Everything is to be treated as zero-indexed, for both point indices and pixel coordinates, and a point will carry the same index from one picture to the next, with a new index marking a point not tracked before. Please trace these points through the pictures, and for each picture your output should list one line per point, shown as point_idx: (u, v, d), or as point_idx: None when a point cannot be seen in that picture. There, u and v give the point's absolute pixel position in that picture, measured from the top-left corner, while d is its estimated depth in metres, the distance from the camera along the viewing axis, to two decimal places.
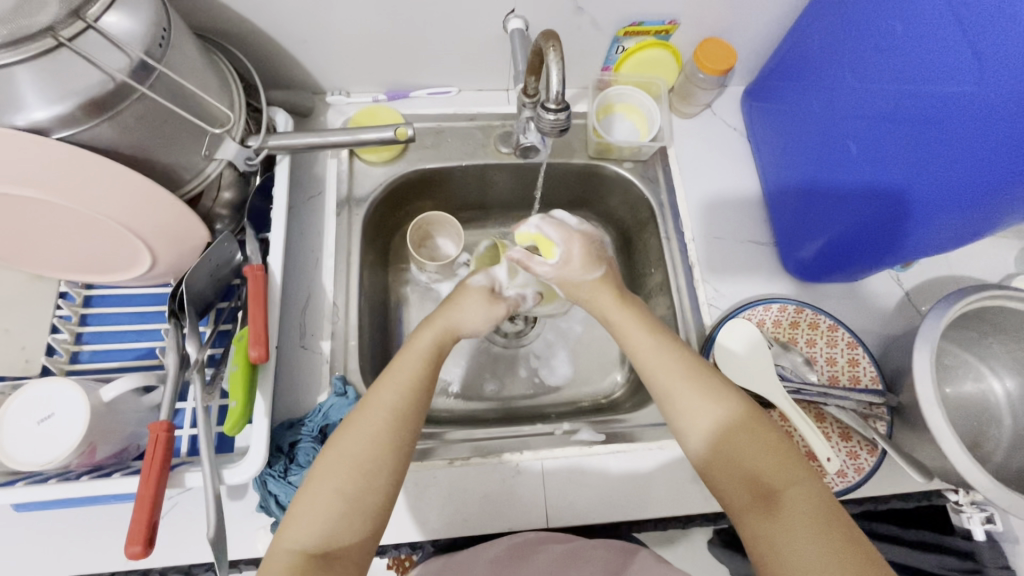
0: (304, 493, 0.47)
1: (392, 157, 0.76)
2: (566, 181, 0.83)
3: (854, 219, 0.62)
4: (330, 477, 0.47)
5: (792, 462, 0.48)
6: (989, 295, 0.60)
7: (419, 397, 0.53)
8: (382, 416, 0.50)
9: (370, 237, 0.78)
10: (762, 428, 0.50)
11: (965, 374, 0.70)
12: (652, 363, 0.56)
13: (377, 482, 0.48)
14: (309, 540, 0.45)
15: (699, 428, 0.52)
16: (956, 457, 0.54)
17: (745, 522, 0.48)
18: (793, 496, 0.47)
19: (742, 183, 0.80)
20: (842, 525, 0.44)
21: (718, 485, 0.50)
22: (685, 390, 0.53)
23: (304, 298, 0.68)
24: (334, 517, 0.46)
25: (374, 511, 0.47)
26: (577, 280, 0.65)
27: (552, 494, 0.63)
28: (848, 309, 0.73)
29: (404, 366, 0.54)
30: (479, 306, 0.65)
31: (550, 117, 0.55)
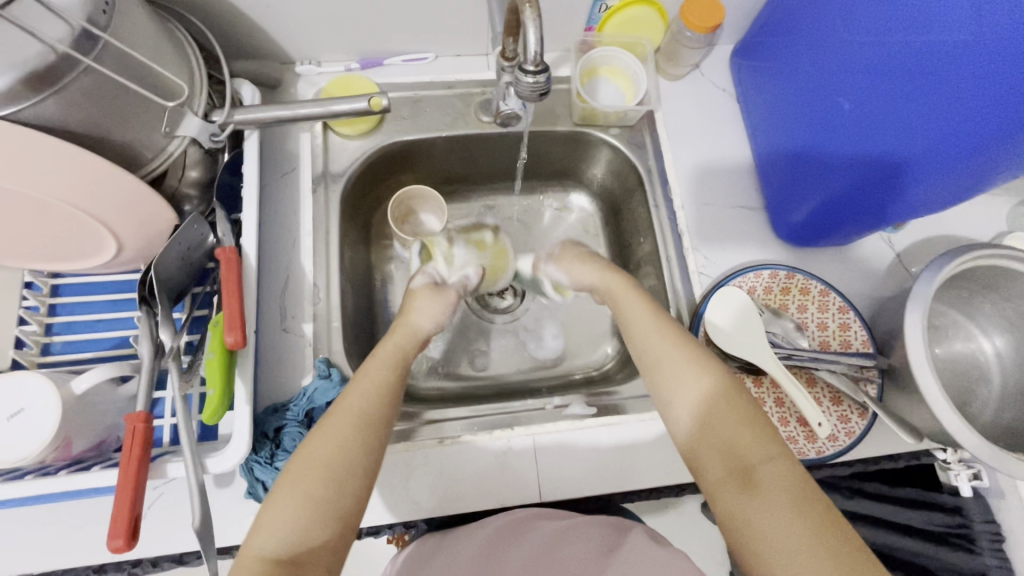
0: (273, 498, 0.45)
1: (368, 129, 0.73)
2: (550, 149, 0.80)
3: (848, 179, 0.61)
4: (299, 480, 0.46)
5: (769, 437, 0.47)
6: (983, 254, 0.60)
7: (386, 401, 0.53)
8: (352, 418, 0.51)
9: (350, 214, 0.75)
10: (743, 401, 0.50)
11: (955, 334, 0.69)
12: (640, 343, 0.57)
13: (348, 486, 0.47)
14: (276, 548, 0.43)
15: (680, 402, 0.52)
16: (947, 418, 0.54)
17: (718, 497, 0.46)
18: (769, 471, 0.45)
19: (731, 145, 0.77)
20: (817, 502, 0.43)
21: (694, 459, 0.49)
22: (670, 364, 0.54)
23: (282, 280, 0.65)
24: (304, 522, 0.44)
25: (341, 513, 0.46)
26: (575, 251, 0.73)
27: (546, 469, 0.63)
28: (840, 272, 0.72)
29: (372, 374, 0.55)
30: (428, 303, 0.69)
31: (529, 80, 0.52)
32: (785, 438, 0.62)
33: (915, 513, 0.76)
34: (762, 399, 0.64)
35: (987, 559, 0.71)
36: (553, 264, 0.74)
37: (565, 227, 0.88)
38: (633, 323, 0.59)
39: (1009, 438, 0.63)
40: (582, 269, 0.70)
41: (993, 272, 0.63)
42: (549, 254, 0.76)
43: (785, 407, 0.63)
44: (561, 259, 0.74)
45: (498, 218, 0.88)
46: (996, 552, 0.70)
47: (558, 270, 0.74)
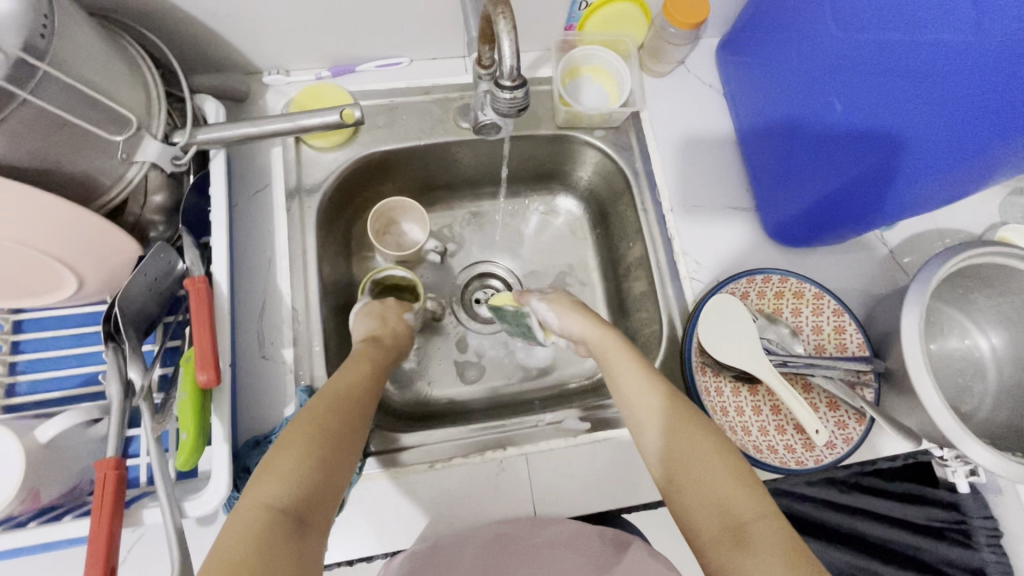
0: (278, 447, 0.44)
1: (342, 141, 0.70)
2: (534, 153, 0.78)
3: (840, 189, 0.59)
4: (304, 435, 0.45)
5: (758, 495, 0.45)
6: (977, 253, 0.59)
7: (372, 386, 0.55)
8: (344, 390, 0.52)
9: (327, 229, 0.72)
10: (731, 456, 0.48)
11: (950, 330, 0.68)
12: (628, 395, 0.56)
13: (346, 455, 0.47)
14: (283, 498, 0.41)
15: (669, 456, 0.50)
16: (947, 424, 0.52)
17: (711, 557, 0.44)
18: (761, 529, 0.43)
19: (719, 144, 0.75)
20: (811, 562, 0.40)
21: (686, 517, 0.47)
22: (662, 418, 0.52)
23: (259, 304, 0.63)
24: (310, 478, 0.43)
25: (337, 479, 0.45)
26: (569, 302, 0.67)
27: (541, 489, 0.61)
28: (835, 272, 0.71)
29: (356, 362, 0.57)
30: (404, 330, 0.68)
31: (506, 95, 0.49)
32: (782, 448, 0.60)
33: (914, 509, 0.77)
34: (759, 408, 0.63)
35: (985, 555, 0.69)
36: (547, 305, 0.66)
37: (552, 232, 0.85)
38: (620, 374, 0.58)
39: (1006, 436, 0.62)
40: (574, 321, 0.65)
41: (988, 269, 0.62)
42: (539, 294, 0.69)
43: (781, 415, 0.62)
44: (553, 302, 0.67)
45: (483, 225, 0.85)
46: (993, 547, 0.68)
47: (551, 313, 0.66)
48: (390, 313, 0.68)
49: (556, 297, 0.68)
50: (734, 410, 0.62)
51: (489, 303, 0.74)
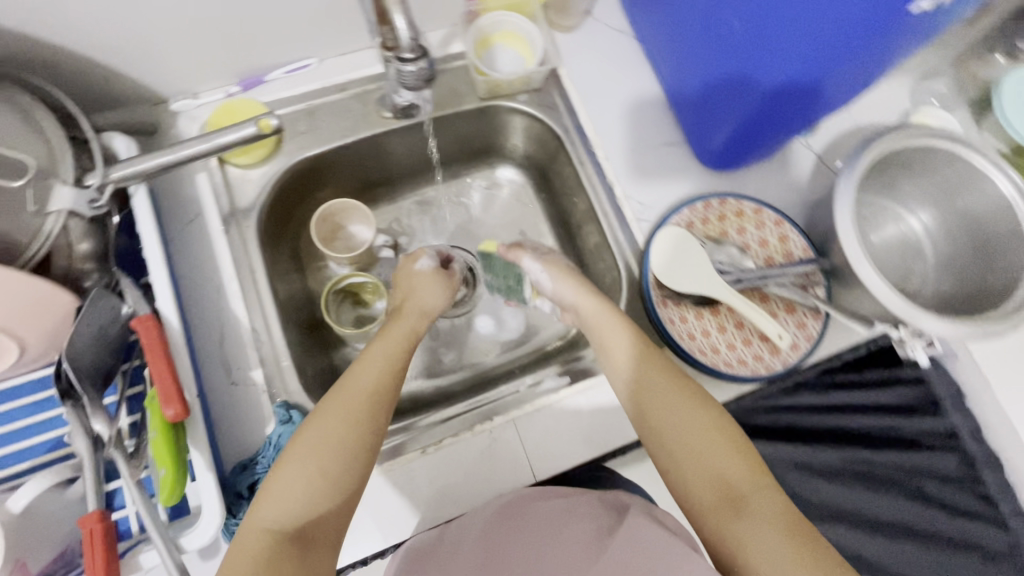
0: (285, 468, 0.47)
1: (266, 154, 0.69)
2: (464, 130, 0.78)
3: (757, 105, 0.60)
4: (312, 456, 0.48)
5: (756, 468, 0.49)
6: (890, 141, 0.62)
7: (394, 377, 0.56)
8: (362, 394, 0.53)
9: (272, 245, 0.71)
10: (728, 429, 0.51)
11: (886, 219, 0.72)
12: (626, 371, 0.57)
13: (355, 461, 0.49)
14: (284, 523, 0.45)
15: (668, 431, 0.52)
16: (890, 301, 0.56)
17: (711, 523, 0.48)
18: (759, 499, 0.47)
19: (643, 87, 0.75)
20: (804, 527, 0.45)
21: (683, 488, 0.50)
22: (640, 378, 0.56)
23: (217, 332, 0.62)
24: (310, 499, 0.47)
25: (347, 495, 0.49)
26: (560, 265, 0.68)
27: (534, 449, 0.62)
28: (773, 184, 0.73)
29: (378, 352, 0.57)
30: (431, 287, 0.68)
31: (411, 68, 0.54)
32: (752, 356, 0.63)
33: (885, 394, 0.81)
34: (724, 326, 0.65)
35: (954, 420, 0.75)
36: (540, 266, 0.69)
37: (499, 205, 0.86)
38: (610, 344, 0.60)
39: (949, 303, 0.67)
40: (566, 287, 0.66)
41: (907, 155, 0.65)
42: (534, 252, 0.70)
43: (745, 328, 0.64)
44: (546, 262, 0.68)
45: (430, 212, 0.85)
46: (959, 409, 0.75)
47: (545, 274, 0.68)
48: (409, 276, 0.69)
49: (550, 260, 0.69)
50: (701, 333, 0.64)
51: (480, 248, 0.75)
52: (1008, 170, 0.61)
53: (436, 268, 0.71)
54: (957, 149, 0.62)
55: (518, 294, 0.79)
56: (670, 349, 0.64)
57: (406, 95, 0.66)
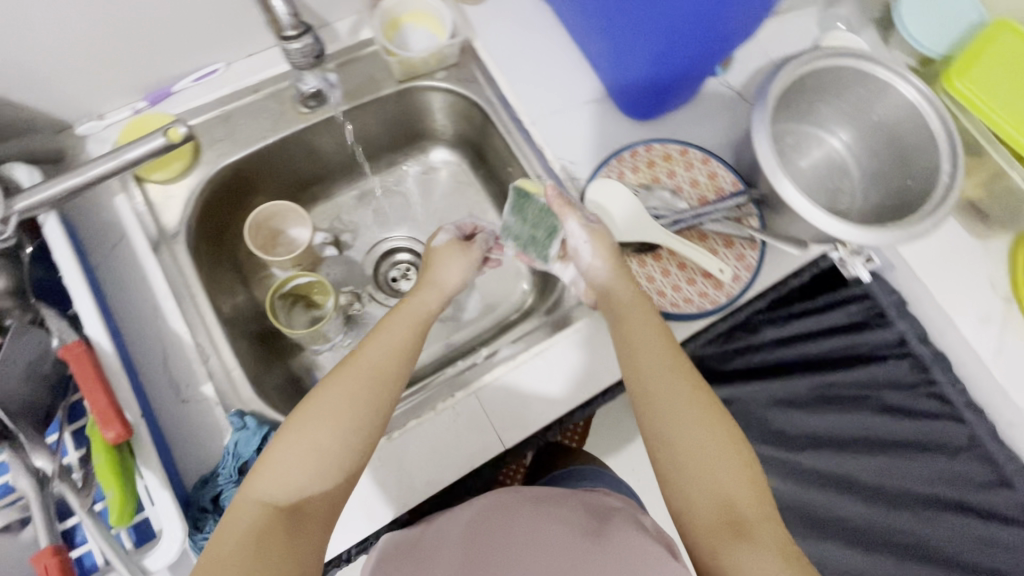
0: (282, 441, 0.48)
1: (185, 167, 0.67)
2: (388, 115, 0.77)
3: (662, 46, 0.61)
4: (309, 432, 0.49)
5: (761, 496, 0.49)
6: (797, 65, 0.63)
7: (402, 359, 0.56)
8: (368, 373, 0.53)
9: (209, 259, 0.70)
10: (738, 451, 0.51)
11: (811, 145, 0.74)
12: (644, 371, 0.55)
13: (355, 437, 0.50)
14: (279, 494, 0.47)
15: (678, 442, 0.51)
16: (813, 216, 0.58)
17: (708, 544, 0.47)
18: (762, 528, 0.47)
19: (560, 48, 0.75)
20: (801, 561, 0.45)
21: (682, 503, 0.50)
22: (619, 292, 0.60)
23: (159, 353, 0.60)
24: (307, 476, 0.48)
25: (343, 474, 0.50)
26: (609, 240, 0.62)
27: (499, 418, 0.62)
28: (698, 126, 0.74)
29: (391, 330, 0.57)
30: (459, 258, 0.65)
31: (297, 45, 0.56)
32: (697, 293, 0.64)
33: (836, 313, 0.84)
34: (667, 270, 0.66)
35: (901, 326, 0.78)
36: (586, 235, 0.62)
37: (438, 188, 0.85)
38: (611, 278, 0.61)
39: (878, 215, 0.69)
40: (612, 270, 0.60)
41: (819, 78, 0.67)
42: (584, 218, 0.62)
43: (688, 269, 0.65)
44: (594, 234, 0.62)
45: (370, 204, 0.84)
46: (904, 315, 0.77)
47: (588, 246, 0.61)
48: (430, 252, 0.66)
49: (599, 235, 0.62)
50: (646, 279, 0.65)
51: (515, 185, 0.65)
52: (913, 80, 0.63)
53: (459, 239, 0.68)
54: (860, 65, 0.64)
55: (539, 249, 0.66)
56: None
57: (311, 81, 0.67)
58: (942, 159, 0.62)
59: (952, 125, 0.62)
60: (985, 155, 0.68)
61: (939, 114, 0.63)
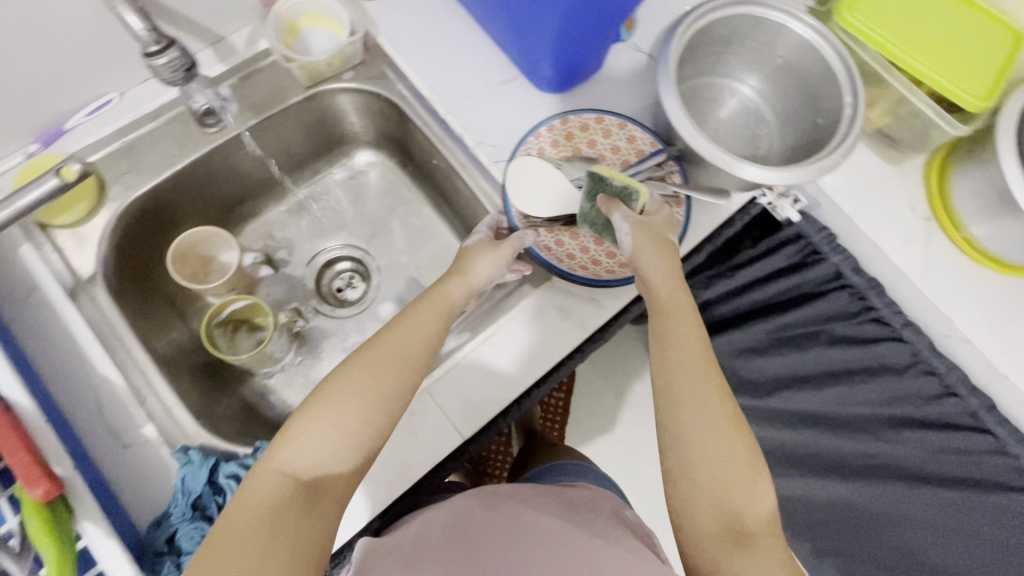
0: (305, 418, 0.49)
1: (91, 207, 0.64)
2: (303, 124, 0.75)
3: (559, 25, 0.60)
4: (333, 411, 0.50)
5: (767, 510, 0.50)
6: (693, 19, 0.64)
7: (429, 345, 0.56)
8: (393, 355, 0.54)
9: (136, 298, 0.67)
10: (753, 465, 0.51)
11: (726, 96, 0.75)
12: (675, 376, 0.53)
13: (380, 415, 0.51)
14: (299, 470, 0.48)
15: (692, 448, 0.51)
16: (721, 159, 0.59)
17: (708, 550, 0.49)
18: (763, 541, 0.49)
19: (466, 30, 0.73)
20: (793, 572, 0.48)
21: (687, 508, 0.51)
22: (640, 251, 0.58)
23: (91, 401, 0.58)
24: (331, 450, 0.49)
25: (361, 454, 0.50)
26: (656, 232, 0.59)
27: (453, 411, 0.62)
28: (614, 91, 0.74)
29: (419, 316, 0.57)
30: (491, 257, 0.62)
31: (162, 60, 0.54)
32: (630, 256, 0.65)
33: (775, 257, 0.87)
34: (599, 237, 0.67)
35: (835, 258, 0.79)
36: (629, 228, 0.59)
37: (369, 191, 0.84)
38: (651, 267, 0.58)
39: (795, 155, 0.70)
40: (656, 261, 0.58)
41: (719, 28, 0.68)
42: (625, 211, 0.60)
43: None
44: (638, 224, 0.59)
45: (301, 217, 0.82)
46: (836, 247, 0.79)
47: (630, 239, 0.59)
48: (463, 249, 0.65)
49: (644, 228, 0.59)
50: (581, 251, 0.66)
51: (591, 172, 0.63)
52: (800, 15, 0.65)
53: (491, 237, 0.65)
54: (754, 10, 0.66)
55: (610, 233, 0.63)
56: (560, 278, 0.65)
57: (200, 98, 0.64)
58: (844, 90, 0.64)
59: (846, 56, 0.64)
60: (885, 83, 0.70)
61: (833, 47, 0.64)
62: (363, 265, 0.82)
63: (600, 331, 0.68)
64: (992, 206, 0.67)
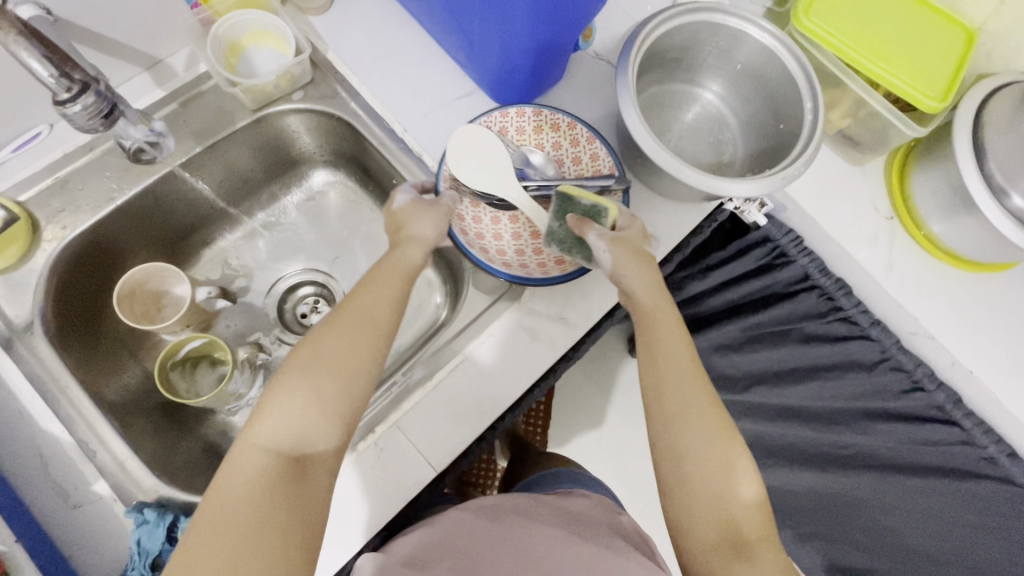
0: (282, 391, 0.47)
1: (24, 250, 0.60)
2: (253, 147, 0.72)
3: (516, 42, 0.58)
4: (311, 381, 0.48)
5: (762, 516, 0.51)
6: (650, 29, 0.63)
7: (396, 305, 0.54)
8: (362, 320, 0.52)
9: (81, 344, 0.63)
10: (746, 471, 0.51)
11: (688, 101, 0.74)
12: (666, 386, 0.53)
13: (355, 380, 0.50)
14: (282, 442, 0.47)
15: (686, 458, 0.51)
16: (683, 174, 0.58)
17: (706, 561, 0.49)
18: (761, 549, 0.49)
19: (420, 43, 0.70)
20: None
21: (684, 519, 0.51)
22: (621, 262, 0.56)
23: (37, 459, 0.55)
24: (308, 422, 0.47)
25: (345, 422, 0.49)
26: (632, 246, 0.58)
27: (424, 444, 0.60)
28: (576, 102, 0.72)
29: (382, 278, 0.55)
30: (431, 214, 0.59)
31: (76, 108, 0.50)
32: (536, 262, 0.63)
33: (745, 259, 0.88)
34: (519, 234, 0.66)
35: (802, 260, 0.80)
36: (608, 246, 0.56)
37: (329, 212, 0.81)
38: (633, 280, 0.56)
39: (758, 161, 0.70)
40: (636, 274, 0.56)
41: (679, 36, 0.67)
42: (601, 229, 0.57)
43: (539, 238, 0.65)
44: (615, 241, 0.57)
45: (258, 242, 0.79)
46: (803, 249, 0.79)
47: (610, 257, 0.56)
48: (393, 210, 0.60)
49: (622, 243, 0.57)
50: (492, 236, 0.65)
51: (556, 189, 0.59)
52: (759, 21, 0.64)
53: (419, 198, 0.61)
54: (713, 18, 0.65)
55: (583, 251, 0.59)
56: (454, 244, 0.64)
57: (129, 135, 0.61)
58: (803, 98, 0.63)
59: (804, 61, 0.63)
60: (843, 85, 0.70)
61: (792, 54, 0.63)
62: (326, 289, 0.79)
63: (575, 348, 0.67)
64: (949, 205, 0.67)
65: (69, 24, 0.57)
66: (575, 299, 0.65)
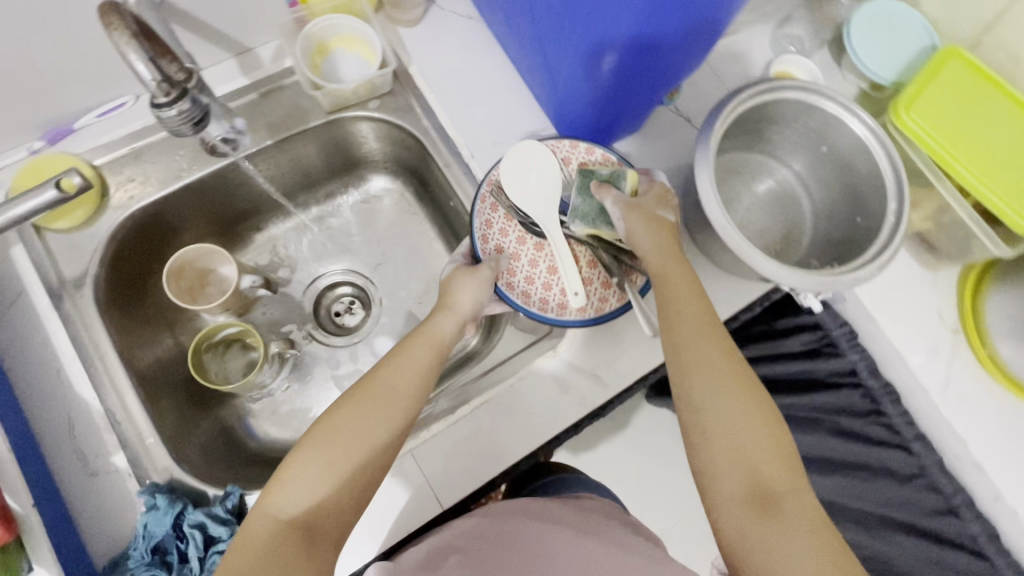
0: (300, 458, 0.48)
1: (90, 214, 0.62)
2: (322, 146, 0.73)
3: (597, 96, 0.58)
4: (326, 452, 0.48)
5: (791, 464, 0.47)
6: (741, 100, 0.61)
7: (422, 382, 0.54)
8: (384, 399, 0.52)
9: (123, 311, 0.64)
10: (769, 419, 0.49)
11: (763, 173, 0.72)
12: (680, 338, 0.52)
13: (371, 454, 0.49)
14: (294, 510, 0.46)
15: (709, 411, 0.49)
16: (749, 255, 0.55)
17: (733, 518, 0.46)
18: (791, 501, 0.45)
19: (503, 72, 0.70)
20: (832, 534, 0.44)
21: (707, 473, 0.48)
22: (634, 231, 0.58)
23: (65, 422, 0.56)
24: (321, 492, 0.47)
25: (358, 502, 0.49)
26: (651, 212, 0.59)
27: (435, 475, 0.59)
28: (647, 155, 0.71)
29: (413, 353, 0.55)
30: (472, 284, 0.59)
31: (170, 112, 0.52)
32: (540, 295, 0.62)
33: (793, 340, 0.83)
34: (538, 262, 0.63)
35: (851, 356, 0.74)
36: (622, 213, 0.58)
37: (381, 218, 0.81)
38: (648, 246, 0.57)
39: (825, 249, 0.67)
40: (650, 239, 0.57)
41: (768, 110, 0.65)
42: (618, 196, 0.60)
43: (554, 273, 0.62)
44: (629, 207, 0.58)
45: (307, 235, 0.80)
46: (854, 344, 0.73)
47: (623, 223, 0.58)
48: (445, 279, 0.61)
49: (639, 210, 0.58)
50: (512, 255, 0.64)
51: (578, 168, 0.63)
52: (856, 111, 0.61)
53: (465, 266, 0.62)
54: (806, 98, 0.62)
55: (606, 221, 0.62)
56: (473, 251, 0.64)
57: (216, 130, 0.60)
58: (888, 196, 0.60)
59: (898, 162, 0.60)
60: (931, 186, 0.66)
61: (886, 151, 0.60)
62: (363, 292, 0.78)
63: (604, 406, 0.65)
64: None
65: (171, 7, 0.58)
66: (610, 357, 0.63)
